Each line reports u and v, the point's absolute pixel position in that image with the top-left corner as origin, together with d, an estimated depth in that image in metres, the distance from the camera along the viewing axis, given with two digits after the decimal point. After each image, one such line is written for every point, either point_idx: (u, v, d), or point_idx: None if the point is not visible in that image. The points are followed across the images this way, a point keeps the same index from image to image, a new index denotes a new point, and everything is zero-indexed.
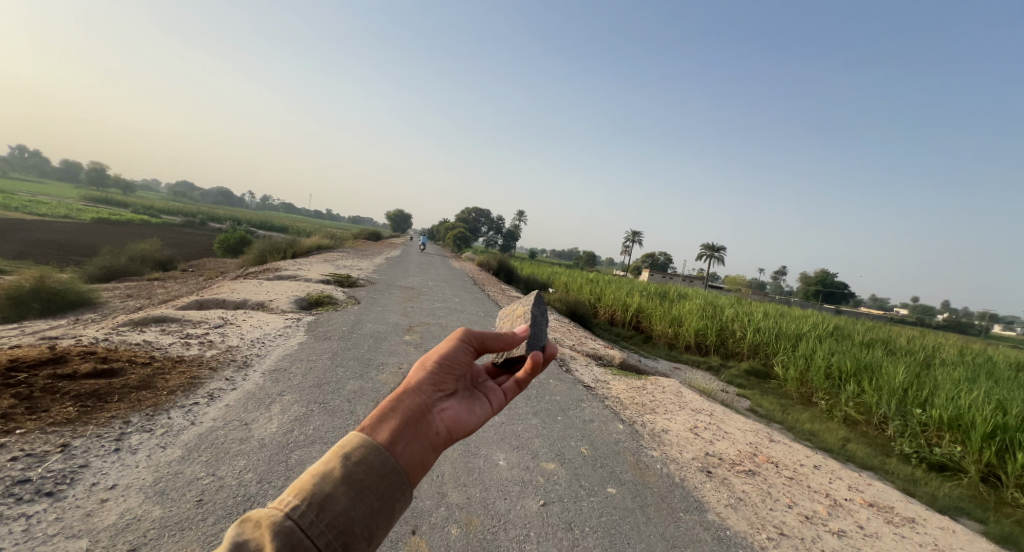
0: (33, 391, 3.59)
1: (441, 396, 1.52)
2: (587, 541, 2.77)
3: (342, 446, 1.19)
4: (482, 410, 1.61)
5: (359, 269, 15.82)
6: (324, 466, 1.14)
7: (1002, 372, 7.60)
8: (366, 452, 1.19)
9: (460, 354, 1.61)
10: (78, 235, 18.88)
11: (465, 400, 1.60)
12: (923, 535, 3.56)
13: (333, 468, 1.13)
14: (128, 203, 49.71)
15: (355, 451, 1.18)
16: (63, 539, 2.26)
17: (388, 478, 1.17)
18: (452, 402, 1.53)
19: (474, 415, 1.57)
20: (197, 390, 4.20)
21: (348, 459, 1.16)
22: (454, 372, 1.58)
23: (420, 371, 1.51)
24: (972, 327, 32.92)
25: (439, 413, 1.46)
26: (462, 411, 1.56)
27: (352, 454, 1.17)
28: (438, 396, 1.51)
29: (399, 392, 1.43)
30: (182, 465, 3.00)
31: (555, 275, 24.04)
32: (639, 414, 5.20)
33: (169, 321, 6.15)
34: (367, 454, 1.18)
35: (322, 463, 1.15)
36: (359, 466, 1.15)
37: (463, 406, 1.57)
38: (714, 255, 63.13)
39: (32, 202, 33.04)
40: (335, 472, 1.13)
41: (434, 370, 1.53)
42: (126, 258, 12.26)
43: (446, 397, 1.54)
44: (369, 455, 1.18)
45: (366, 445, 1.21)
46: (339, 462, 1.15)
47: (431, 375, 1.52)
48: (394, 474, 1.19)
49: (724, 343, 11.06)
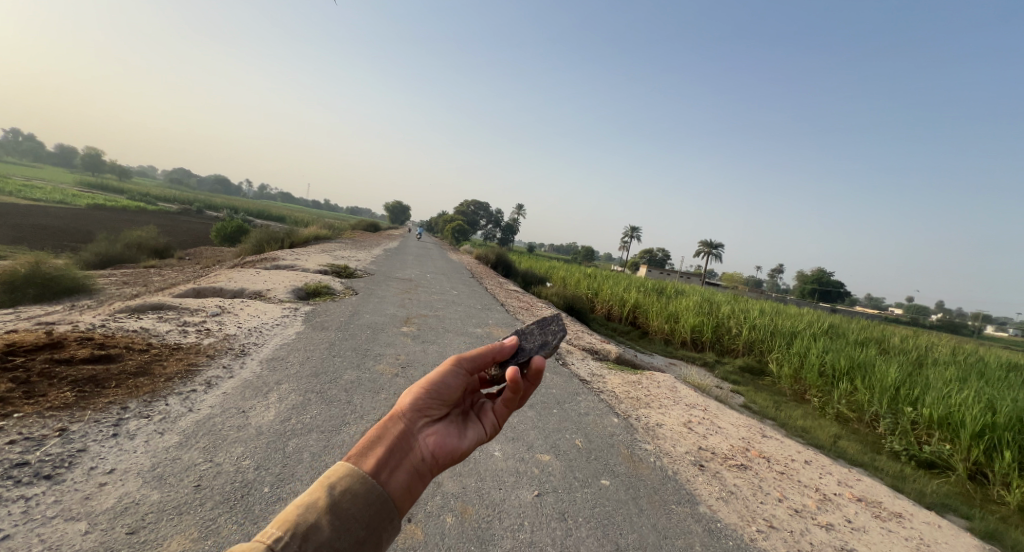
0: (31, 376, 3.61)
1: (425, 421, 1.61)
2: (580, 531, 2.81)
3: (327, 476, 1.33)
4: (472, 434, 1.67)
5: (357, 260, 15.81)
6: (309, 498, 1.26)
7: (992, 372, 7.71)
8: (351, 480, 1.33)
9: (449, 384, 1.67)
10: (71, 221, 18.75)
11: (455, 423, 1.67)
12: (909, 529, 3.63)
13: (318, 499, 1.26)
14: (122, 189, 49.31)
15: (340, 481, 1.32)
16: (62, 521, 2.28)
17: (374, 507, 1.31)
18: (438, 426, 1.62)
19: (463, 439, 1.64)
20: (195, 377, 4.22)
21: (333, 490, 1.29)
22: (441, 398, 1.66)
23: (408, 397, 1.61)
24: (965, 327, 33.19)
25: (423, 438, 1.57)
26: (450, 435, 1.63)
27: (336, 484, 1.30)
28: (423, 421, 1.60)
29: (385, 418, 1.56)
30: (180, 451, 3.03)
31: (553, 270, 24.05)
32: (634, 408, 5.25)
33: (166, 309, 6.16)
34: (352, 483, 1.32)
35: (308, 495, 1.27)
36: (343, 496, 1.28)
37: (451, 430, 1.64)
38: (711, 252, 63.24)
39: (25, 186, 32.75)
40: (320, 503, 1.25)
41: (422, 397, 1.62)
42: (122, 244, 12.20)
43: (432, 421, 1.62)
44: (352, 484, 1.32)
45: (352, 475, 1.35)
46: (324, 492, 1.29)
47: (419, 401, 1.61)
48: (381, 502, 1.34)
49: (719, 340, 11.13)
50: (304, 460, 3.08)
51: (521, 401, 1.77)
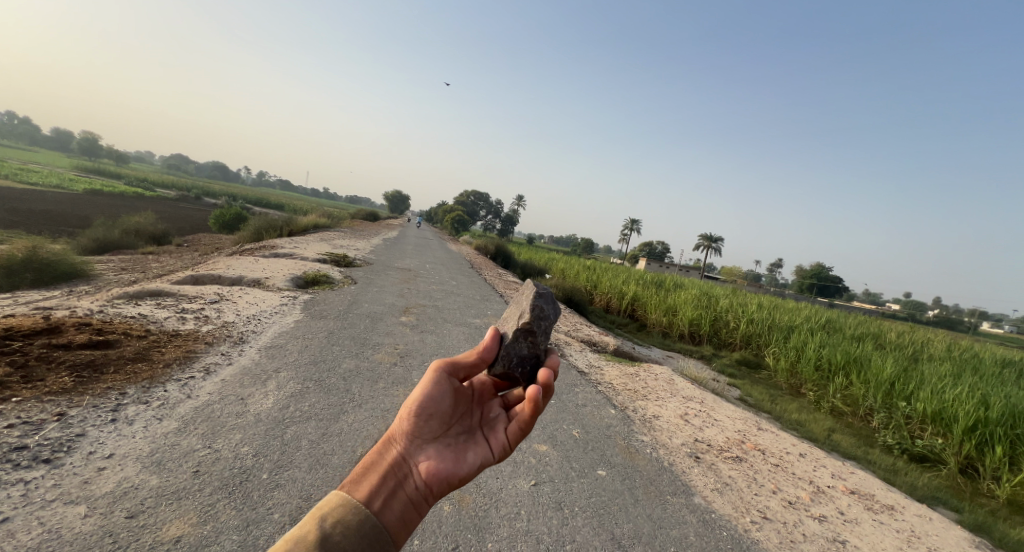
0: (29, 360, 3.61)
1: (421, 446, 1.63)
2: (576, 520, 2.84)
3: (319, 509, 1.37)
4: (474, 458, 1.66)
5: (356, 249, 15.76)
6: (299, 531, 1.30)
7: (987, 368, 7.76)
8: (342, 512, 1.38)
9: (441, 402, 1.69)
10: (68, 206, 18.63)
11: (456, 447, 1.66)
12: (900, 521, 3.68)
13: (309, 532, 1.30)
14: (119, 174, 48.99)
15: (330, 513, 1.36)
16: (61, 504, 2.30)
17: (366, 539, 1.35)
18: (435, 452, 1.62)
19: (462, 464, 1.63)
20: (193, 364, 4.23)
21: (324, 522, 1.33)
22: (435, 420, 1.67)
23: (403, 421, 1.65)
24: (961, 323, 33.30)
25: (419, 465, 1.59)
26: (450, 459, 1.63)
27: (328, 517, 1.35)
28: (419, 446, 1.63)
29: (379, 446, 1.62)
30: (179, 436, 3.04)
31: (552, 261, 24.05)
32: (631, 399, 5.28)
33: (165, 296, 6.15)
34: (343, 515, 1.37)
35: (299, 529, 1.31)
36: (334, 528, 1.32)
37: (450, 455, 1.63)
38: (710, 247, 63.18)
39: (21, 169, 32.49)
40: (310, 536, 1.29)
41: (414, 421, 1.65)
42: (120, 230, 12.14)
43: (429, 446, 1.63)
44: (343, 516, 1.37)
45: (343, 507, 1.40)
46: (314, 525, 1.32)
47: (411, 426, 1.64)
48: (373, 533, 1.38)
49: (717, 333, 11.18)
50: (302, 447, 3.10)
51: (531, 422, 1.71)
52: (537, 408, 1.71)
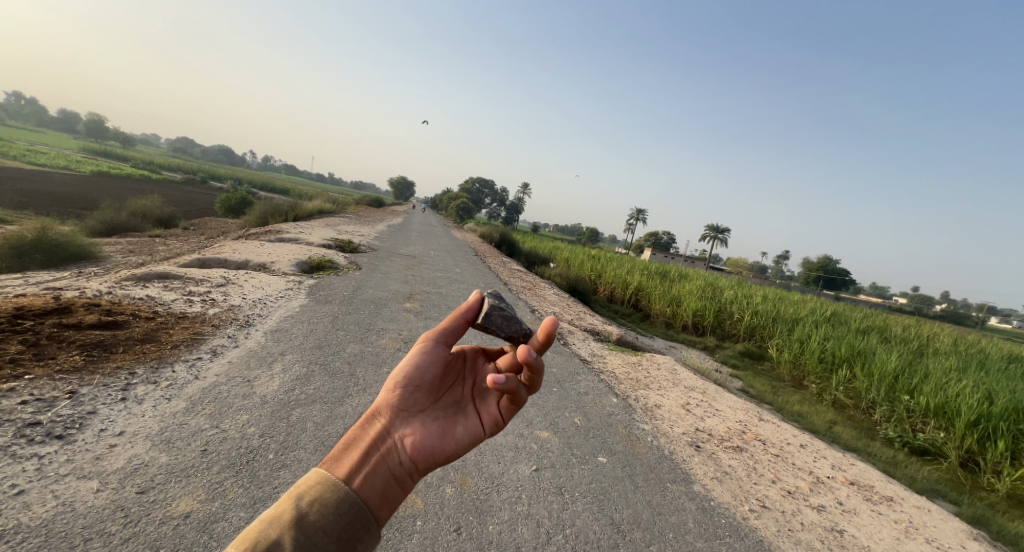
0: (40, 339, 3.66)
1: (404, 421, 1.64)
2: (577, 504, 2.89)
3: (297, 488, 1.41)
4: (460, 432, 1.67)
5: (361, 235, 15.77)
6: (276, 511, 1.34)
7: (992, 363, 7.70)
8: (320, 490, 1.40)
9: (423, 372, 1.71)
10: (77, 188, 18.66)
11: (443, 422, 1.67)
12: (899, 512, 3.71)
13: (285, 512, 1.34)
14: (127, 157, 49.01)
15: (309, 491, 1.39)
16: (75, 479, 2.35)
17: (345, 518, 1.38)
18: (420, 425, 1.64)
19: (448, 439, 1.65)
20: (200, 346, 4.29)
21: (301, 501, 1.36)
22: (417, 394, 1.69)
23: (387, 394, 1.68)
24: (968, 318, 32.91)
25: (402, 440, 1.61)
26: (435, 433, 1.64)
27: (305, 495, 1.38)
28: (402, 421, 1.64)
29: (363, 421, 1.66)
30: (187, 416, 3.09)
31: (558, 250, 23.90)
32: (633, 388, 5.31)
33: (172, 278, 6.20)
34: (321, 493, 1.40)
35: (276, 508, 1.35)
36: (311, 507, 1.35)
37: (436, 429, 1.65)
38: (717, 238, 62.65)
39: (30, 150, 32.55)
40: (286, 516, 1.33)
41: (396, 396, 1.67)
42: (127, 213, 12.19)
43: (413, 420, 1.65)
44: (321, 494, 1.39)
45: (322, 485, 1.42)
46: (291, 505, 1.36)
47: (393, 400, 1.67)
48: (353, 511, 1.41)
49: (721, 325, 11.15)
50: (307, 429, 3.14)
51: (520, 399, 1.66)
52: (518, 397, 1.65)
